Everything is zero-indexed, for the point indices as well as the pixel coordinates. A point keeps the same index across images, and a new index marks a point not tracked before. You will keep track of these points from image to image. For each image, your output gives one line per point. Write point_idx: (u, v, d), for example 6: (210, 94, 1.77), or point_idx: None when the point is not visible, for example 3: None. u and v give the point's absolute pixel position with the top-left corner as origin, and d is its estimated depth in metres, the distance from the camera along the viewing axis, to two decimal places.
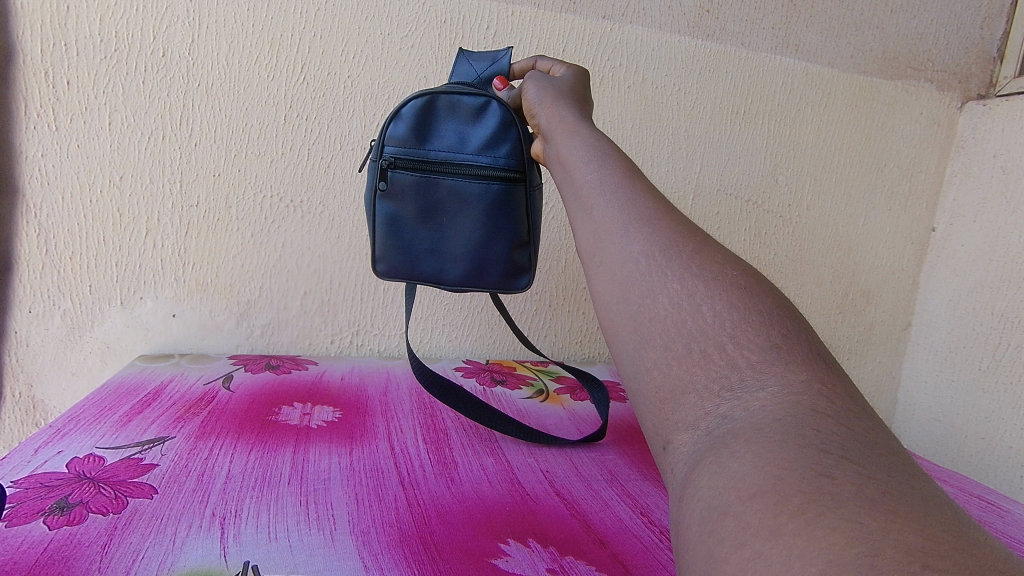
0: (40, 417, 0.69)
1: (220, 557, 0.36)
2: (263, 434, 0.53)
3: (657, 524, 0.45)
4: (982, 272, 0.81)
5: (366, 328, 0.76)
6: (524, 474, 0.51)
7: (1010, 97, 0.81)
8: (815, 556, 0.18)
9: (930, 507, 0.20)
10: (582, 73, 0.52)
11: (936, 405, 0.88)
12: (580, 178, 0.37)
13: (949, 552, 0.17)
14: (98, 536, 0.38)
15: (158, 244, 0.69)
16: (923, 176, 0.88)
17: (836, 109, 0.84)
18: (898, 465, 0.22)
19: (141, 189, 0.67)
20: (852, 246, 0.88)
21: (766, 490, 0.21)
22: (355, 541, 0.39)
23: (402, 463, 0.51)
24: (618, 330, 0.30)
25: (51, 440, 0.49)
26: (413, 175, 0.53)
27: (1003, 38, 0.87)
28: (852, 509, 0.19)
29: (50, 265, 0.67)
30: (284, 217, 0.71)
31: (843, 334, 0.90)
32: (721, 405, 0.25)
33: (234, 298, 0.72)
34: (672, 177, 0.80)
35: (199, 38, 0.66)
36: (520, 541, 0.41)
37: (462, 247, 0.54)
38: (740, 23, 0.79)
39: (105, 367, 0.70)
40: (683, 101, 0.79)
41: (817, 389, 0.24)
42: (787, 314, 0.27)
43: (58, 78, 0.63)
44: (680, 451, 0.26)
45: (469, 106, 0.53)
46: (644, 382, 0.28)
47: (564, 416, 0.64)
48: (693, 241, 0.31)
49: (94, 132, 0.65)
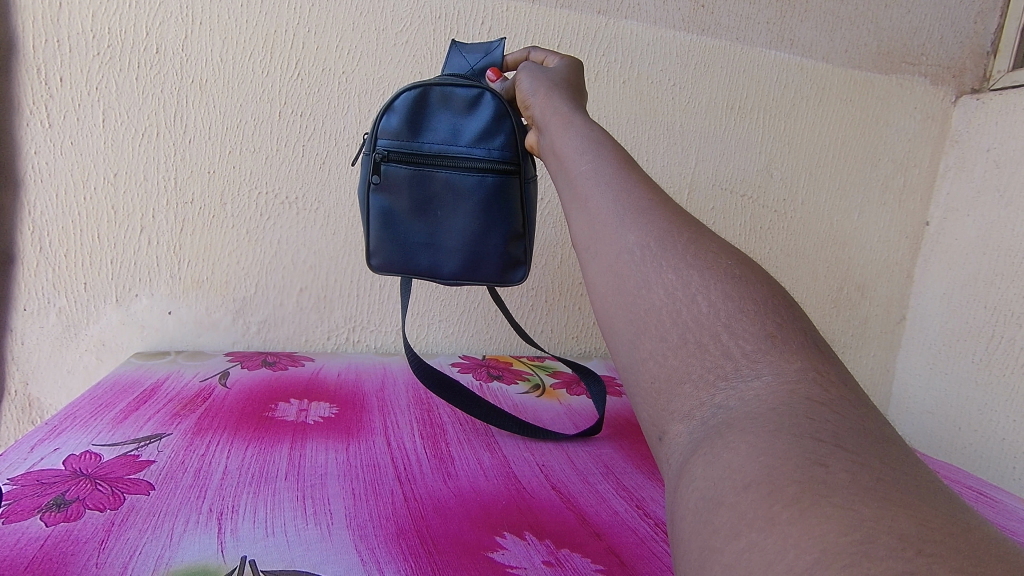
0: (37, 415, 0.69)
1: (217, 552, 0.37)
2: (259, 430, 0.53)
3: (652, 517, 0.45)
4: (976, 266, 0.82)
5: (363, 325, 0.76)
6: (520, 469, 0.51)
7: (1004, 91, 0.82)
8: (810, 544, 0.18)
9: (924, 493, 0.20)
10: (576, 64, 0.52)
11: (930, 398, 0.88)
12: (575, 169, 0.37)
13: (944, 538, 0.18)
14: (95, 532, 0.38)
15: (153, 241, 0.69)
16: (918, 170, 0.88)
17: (830, 103, 0.84)
18: (893, 452, 0.22)
19: (136, 186, 0.67)
20: (847, 240, 0.88)
21: (760, 480, 0.21)
22: (352, 535, 0.40)
23: (399, 458, 0.51)
24: (613, 321, 0.31)
25: (47, 437, 0.49)
26: (407, 169, 0.53)
27: (997, 32, 0.87)
28: (847, 498, 0.19)
29: (44, 263, 0.67)
30: (280, 214, 0.71)
31: (839, 327, 0.90)
32: (717, 395, 0.25)
33: (230, 294, 0.72)
34: (667, 172, 0.81)
35: (193, 34, 0.65)
36: (516, 535, 0.41)
37: (457, 240, 0.54)
38: (735, 18, 0.79)
39: (102, 365, 0.70)
40: (678, 96, 0.79)
41: (812, 378, 0.24)
42: (781, 302, 0.27)
43: (51, 75, 0.63)
44: (675, 441, 0.26)
45: (462, 98, 0.53)
46: (640, 373, 0.28)
47: (560, 411, 0.64)
48: (688, 230, 0.31)
49: (88, 129, 0.65)
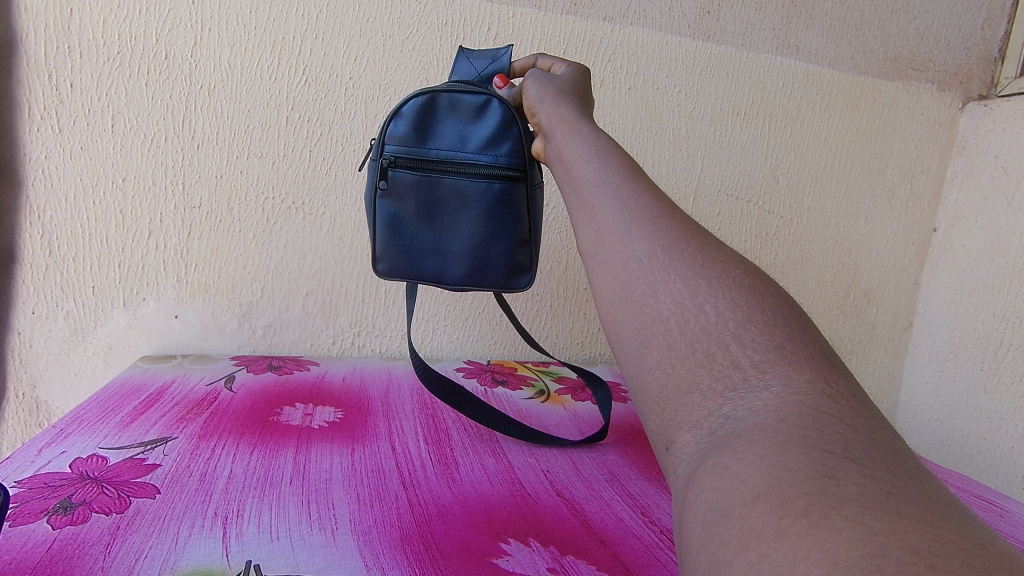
0: (44, 417, 0.69)
1: (221, 556, 0.37)
2: (264, 434, 0.53)
3: (657, 524, 0.45)
4: (984, 273, 0.81)
5: (368, 329, 0.77)
6: (525, 475, 0.51)
7: (1012, 97, 0.82)
8: (820, 557, 0.18)
9: (934, 507, 0.20)
10: (583, 71, 0.52)
11: (937, 406, 0.88)
12: (582, 177, 0.37)
13: (956, 553, 0.18)
14: (101, 535, 0.38)
15: (160, 245, 0.69)
16: (925, 177, 0.88)
17: (837, 109, 0.84)
18: (903, 464, 0.22)
19: (144, 190, 0.68)
20: (853, 247, 0.88)
21: (769, 492, 0.21)
22: (356, 540, 0.40)
23: (403, 463, 0.51)
24: (620, 329, 0.31)
25: (54, 440, 0.49)
26: (414, 175, 0.53)
27: (1004, 38, 0.87)
28: (857, 510, 0.19)
29: (52, 267, 0.67)
30: (286, 218, 0.71)
31: (845, 334, 0.90)
32: (725, 405, 0.25)
33: (236, 298, 0.72)
34: (673, 178, 0.81)
35: (202, 41, 0.66)
36: (520, 541, 0.41)
37: (463, 246, 0.54)
38: (741, 24, 0.79)
39: (108, 368, 0.70)
40: (683, 102, 0.79)
41: (821, 389, 0.24)
42: (790, 312, 0.27)
43: (62, 81, 0.64)
44: (683, 452, 0.26)
45: (469, 104, 0.53)
46: (648, 382, 0.28)
47: (565, 416, 0.64)
48: (696, 239, 0.31)
49: (97, 134, 0.65)
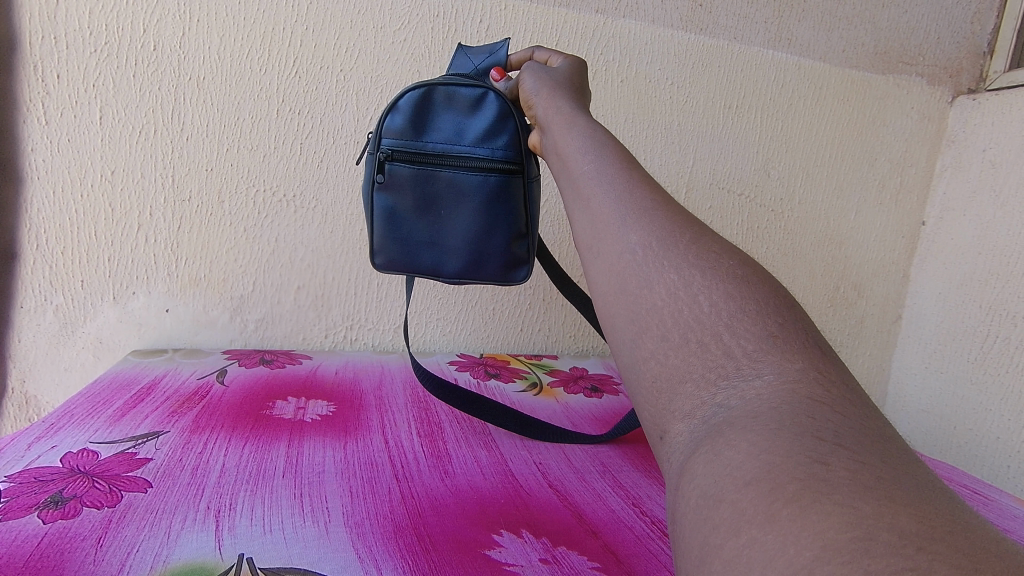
0: (34, 412, 0.69)
1: (214, 549, 0.37)
2: (257, 428, 0.53)
3: (649, 515, 0.46)
4: (972, 266, 0.82)
5: (360, 323, 0.76)
6: (517, 466, 0.51)
7: (1000, 91, 0.82)
8: (810, 541, 0.18)
9: (922, 491, 0.20)
10: (579, 64, 0.52)
11: (926, 398, 0.89)
12: (577, 168, 0.37)
13: (943, 535, 0.18)
14: (93, 530, 0.38)
15: (150, 238, 0.68)
16: (914, 170, 0.88)
17: (828, 102, 0.84)
18: (892, 450, 0.22)
19: (132, 183, 0.67)
20: (844, 239, 0.88)
21: (762, 477, 0.21)
22: (349, 533, 0.40)
23: (396, 455, 0.51)
24: (615, 320, 0.31)
25: (44, 435, 0.48)
26: (410, 169, 0.53)
27: (993, 32, 0.87)
28: (848, 495, 0.19)
29: (41, 260, 0.66)
30: (277, 211, 0.71)
31: (835, 326, 0.91)
32: (718, 394, 0.25)
33: (227, 293, 0.72)
34: (664, 171, 0.81)
35: (191, 31, 0.65)
36: (513, 533, 0.41)
37: (459, 240, 0.54)
38: (733, 17, 0.79)
39: (98, 363, 0.70)
40: (675, 95, 0.79)
41: (813, 377, 0.24)
42: (783, 302, 0.28)
43: (48, 71, 0.63)
44: (677, 440, 0.26)
45: (465, 98, 0.53)
46: (642, 372, 0.28)
47: (558, 408, 0.64)
48: (690, 230, 0.31)
49: (85, 126, 0.65)
